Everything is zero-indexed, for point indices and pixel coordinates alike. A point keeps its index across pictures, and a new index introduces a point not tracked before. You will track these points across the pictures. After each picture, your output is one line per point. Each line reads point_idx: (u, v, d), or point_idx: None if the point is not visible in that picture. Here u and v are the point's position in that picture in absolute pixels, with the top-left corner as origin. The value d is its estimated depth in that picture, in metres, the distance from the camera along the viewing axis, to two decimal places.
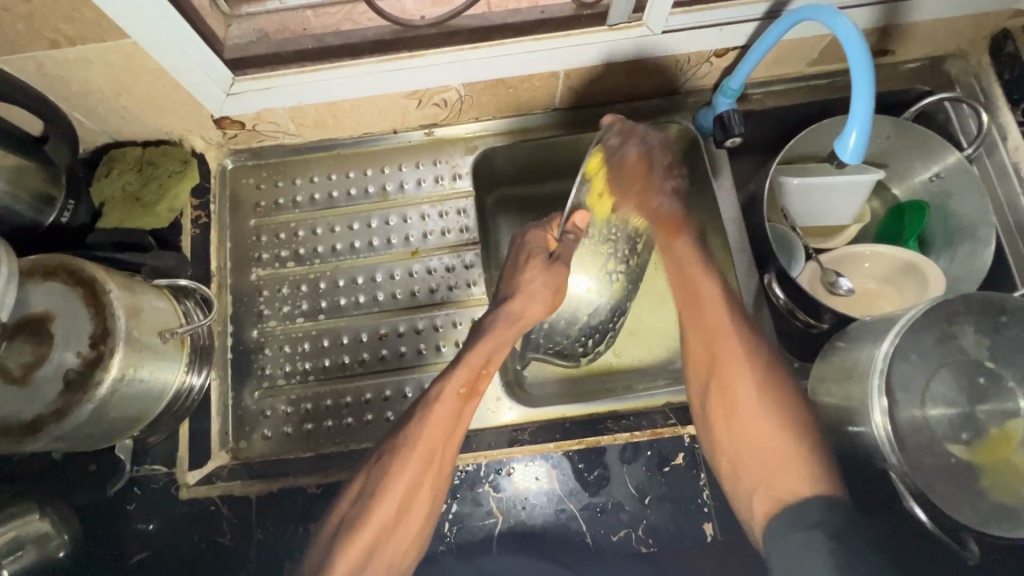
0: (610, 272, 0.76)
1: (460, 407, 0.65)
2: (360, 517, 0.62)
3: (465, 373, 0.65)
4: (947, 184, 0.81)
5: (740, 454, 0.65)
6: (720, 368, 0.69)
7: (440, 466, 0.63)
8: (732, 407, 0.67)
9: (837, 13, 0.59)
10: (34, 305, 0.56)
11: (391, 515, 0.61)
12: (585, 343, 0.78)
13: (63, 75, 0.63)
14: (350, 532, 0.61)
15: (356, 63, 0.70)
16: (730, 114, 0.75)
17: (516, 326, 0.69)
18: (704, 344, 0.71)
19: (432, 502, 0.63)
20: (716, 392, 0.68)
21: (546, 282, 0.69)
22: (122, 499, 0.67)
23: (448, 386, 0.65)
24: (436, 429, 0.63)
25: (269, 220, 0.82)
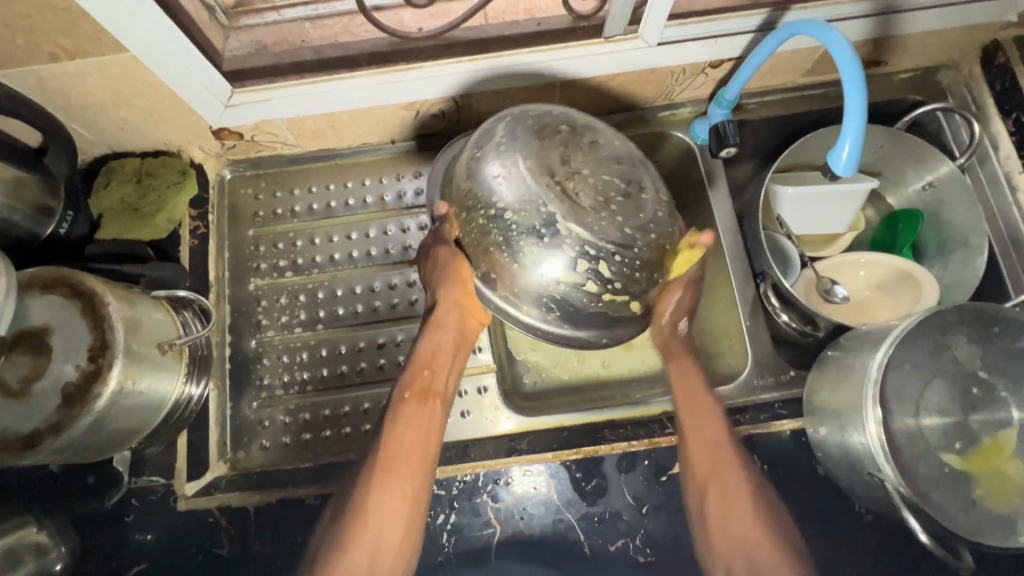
0: (525, 236, 0.57)
1: (418, 409, 0.66)
2: (339, 533, 0.61)
3: (411, 378, 0.67)
4: (939, 193, 0.82)
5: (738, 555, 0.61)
6: (721, 471, 0.64)
7: (415, 470, 0.63)
8: (729, 511, 0.63)
9: (827, 27, 0.60)
10: (33, 318, 0.56)
11: (372, 536, 0.61)
12: (562, 281, 0.58)
13: (62, 88, 0.63)
14: (331, 552, 0.61)
15: (353, 75, 0.70)
16: (724, 125, 0.76)
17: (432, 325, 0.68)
18: (705, 452, 0.65)
19: (410, 518, 0.62)
20: (713, 496, 0.63)
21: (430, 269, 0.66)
22: (120, 511, 0.67)
23: (396, 392, 0.67)
24: (399, 436, 0.64)
25: (268, 230, 0.82)
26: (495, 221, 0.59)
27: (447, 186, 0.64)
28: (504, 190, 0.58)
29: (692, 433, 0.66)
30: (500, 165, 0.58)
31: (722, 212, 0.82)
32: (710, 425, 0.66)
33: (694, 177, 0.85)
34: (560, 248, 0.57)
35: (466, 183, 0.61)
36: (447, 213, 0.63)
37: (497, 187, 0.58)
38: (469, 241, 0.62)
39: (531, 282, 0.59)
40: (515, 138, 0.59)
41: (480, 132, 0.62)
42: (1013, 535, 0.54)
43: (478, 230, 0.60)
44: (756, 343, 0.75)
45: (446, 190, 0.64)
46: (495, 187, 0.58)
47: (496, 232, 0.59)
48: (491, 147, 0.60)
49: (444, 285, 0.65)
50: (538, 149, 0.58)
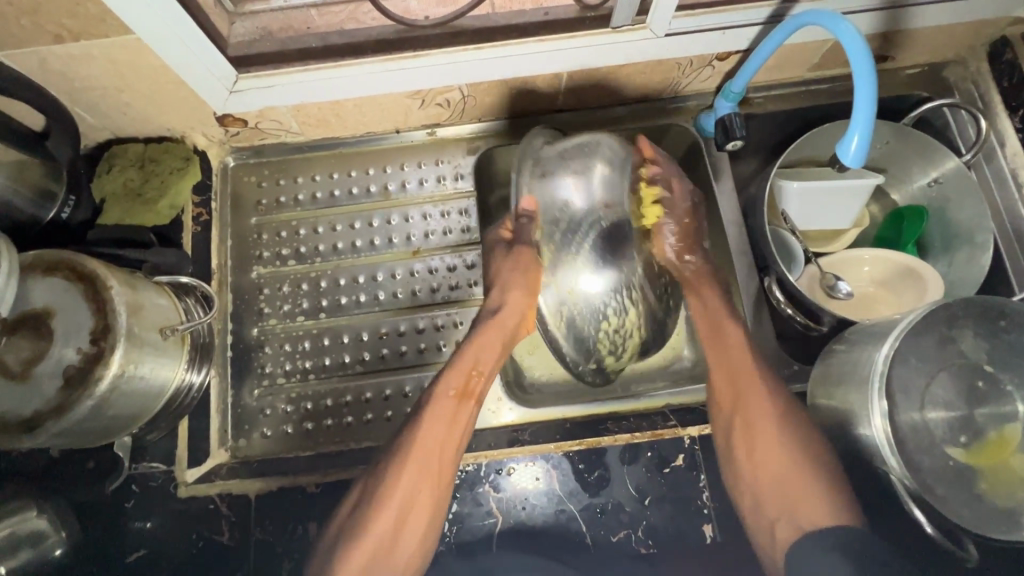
0: (589, 249, 0.74)
1: (455, 410, 0.66)
2: (356, 527, 0.61)
3: (454, 376, 0.67)
4: (944, 190, 0.82)
5: (765, 487, 0.64)
6: (745, 403, 0.67)
7: (441, 472, 0.64)
8: (755, 440, 0.65)
9: (839, 18, 0.60)
10: (34, 301, 0.56)
11: (392, 520, 0.61)
12: (609, 322, 0.73)
13: (66, 71, 0.63)
14: (351, 537, 0.61)
15: (358, 62, 0.70)
16: (731, 118, 0.76)
17: (495, 321, 0.71)
18: (729, 381, 0.68)
19: (430, 514, 0.63)
20: (739, 425, 0.66)
21: (512, 267, 0.74)
22: (120, 498, 0.66)
23: (439, 387, 0.66)
24: (433, 432, 0.64)
25: (270, 219, 0.82)
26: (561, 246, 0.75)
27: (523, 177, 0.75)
28: (575, 208, 0.75)
29: (716, 359, 0.70)
30: (580, 179, 0.74)
31: (728, 205, 0.82)
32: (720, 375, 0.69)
33: (699, 171, 0.85)
34: (614, 280, 0.73)
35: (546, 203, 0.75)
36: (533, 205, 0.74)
37: (576, 198, 0.74)
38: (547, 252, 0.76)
39: (574, 288, 0.74)
40: (597, 161, 0.74)
41: (573, 141, 0.75)
42: (1016, 528, 0.54)
43: (549, 232, 0.75)
44: (759, 338, 0.77)
45: (533, 185, 0.75)
46: (571, 199, 0.74)
47: (567, 253, 0.75)
48: (577, 158, 0.74)
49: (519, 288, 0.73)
50: (616, 183, 0.75)
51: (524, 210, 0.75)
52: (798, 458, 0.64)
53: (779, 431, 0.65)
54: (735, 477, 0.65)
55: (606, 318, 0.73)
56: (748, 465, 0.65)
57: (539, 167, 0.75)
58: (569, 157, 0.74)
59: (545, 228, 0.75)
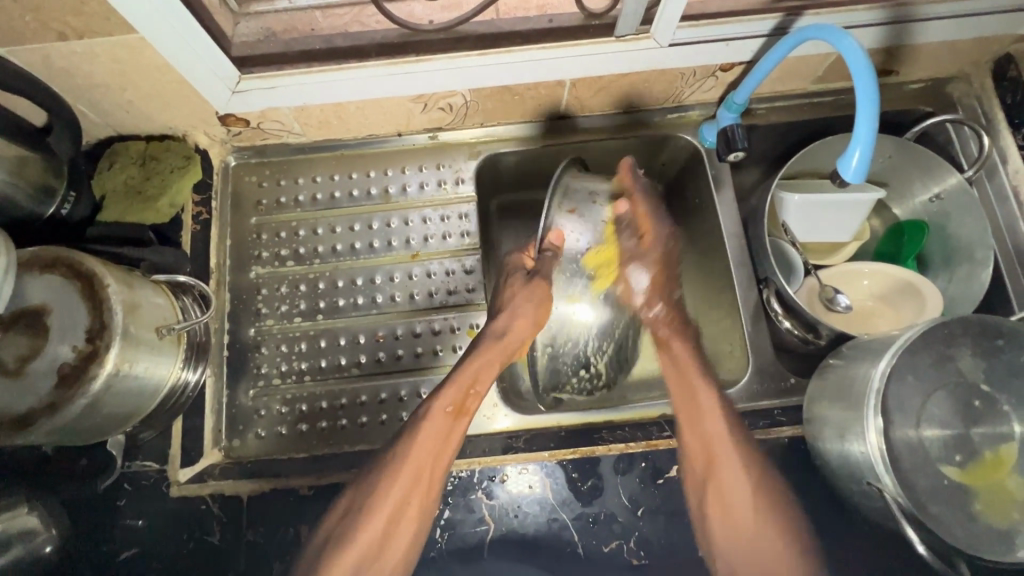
0: (604, 296, 0.73)
1: (450, 426, 0.67)
2: (348, 533, 0.65)
3: (452, 392, 0.68)
4: (945, 206, 0.82)
5: (736, 547, 0.66)
6: (718, 469, 0.67)
7: (431, 484, 0.65)
8: (728, 505, 0.67)
9: (843, 34, 0.60)
10: (30, 298, 0.56)
11: (379, 529, 0.65)
12: (592, 363, 0.73)
13: (68, 68, 0.63)
14: (339, 545, 0.64)
15: (362, 65, 0.70)
16: (733, 130, 0.76)
17: (497, 343, 0.71)
18: (704, 445, 0.68)
19: (416, 526, 0.64)
20: (712, 492, 0.67)
21: (526, 297, 0.71)
22: (112, 496, 0.66)
23: (437, 402, 0.67)
24: (426, 447, 0.65)
25: (270, 219, 0.82)
26: (568, 278, 0.72)
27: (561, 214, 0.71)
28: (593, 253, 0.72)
29: (689, 421, 0.69)
30: (603, 227, 0.72)
31: (728, 216, 0.82)
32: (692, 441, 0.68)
33: (700, 181, 0.86)
34: (608, 326, 0.73)
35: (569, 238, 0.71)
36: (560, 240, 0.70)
37: (592, 242, 0.71)
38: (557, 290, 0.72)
39: (569, 322, 0.72)
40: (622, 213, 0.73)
41: (603, 184, 0.73)
42: (1010, 550, 0.54)
43: (568, 268, 0.72)
44: (757, 351, 0.76)
45: (560, 218, 0.71)
46: (592, 243, 0.71)
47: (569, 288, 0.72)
48: (605, 203, 0.71)
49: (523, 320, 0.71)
50: (636, 232, 0.73)
51: (551, 243, 0.70)
52: (762, 510, 0.67)
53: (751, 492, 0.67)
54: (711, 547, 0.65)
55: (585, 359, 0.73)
56: (718, 532, 0.66)
57: (568, 201, 0.71)
58: (598, 203, 0.72)
59: (562, 268, 0.72)
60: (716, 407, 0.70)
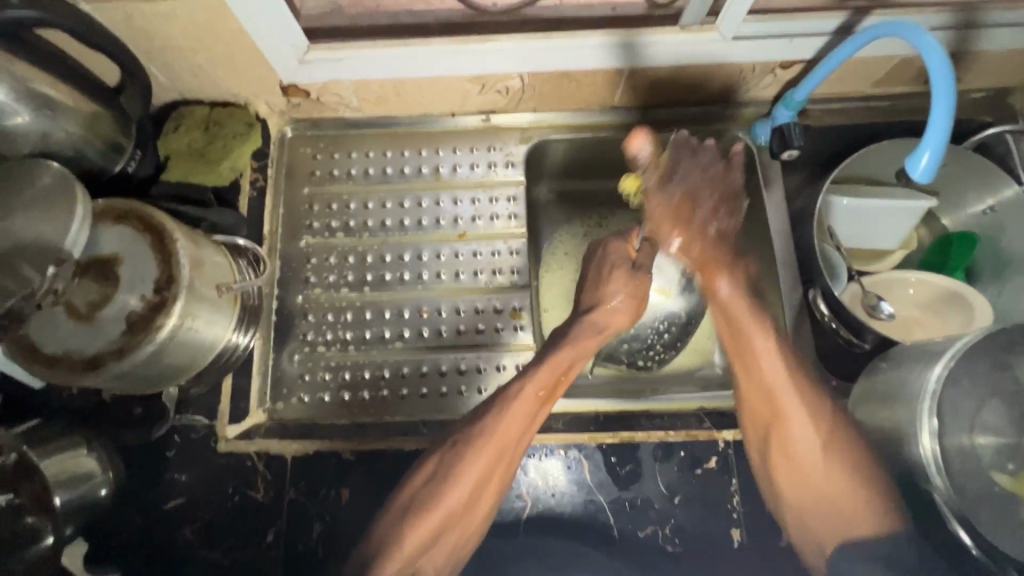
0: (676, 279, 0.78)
1: (535, 409, 0.64)
2: (430, 499, 0.60)
3: (546, 376, 0.65)
4: (1000, 218, 0.80)
5: (804, 491, 0.61)
6: (780, 417, 0.63)
7: (513, 458, 0.62)
8: (792, 452, 0.62)
9: (923, 32, 0.59)
10: (103, 247, 0.58)
11: (461, 501, 0.60)
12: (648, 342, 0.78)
13: (147, 29, 0.65)
14: (420, 510, 0.59)
15: (427, 43, 0.71)
16: (790, 128, 0.78)
17: (598, 337, 0.70)
18: (766, 397, 0.64)
19: (496, 493, 0.62)
20: (776, 439, 0.63)
21: (630, 292, 0.71)
22: (162, 447, 0.68)
23: (529, 385, 0.64)
24: (516, 425, 0.62)
25: (323, 191, 0.83)
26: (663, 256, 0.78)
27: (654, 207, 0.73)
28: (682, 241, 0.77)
29: (745, 371, 0.65)
30: None
31: (777, 215, 0.82)
32: (749, 390, 0.65)
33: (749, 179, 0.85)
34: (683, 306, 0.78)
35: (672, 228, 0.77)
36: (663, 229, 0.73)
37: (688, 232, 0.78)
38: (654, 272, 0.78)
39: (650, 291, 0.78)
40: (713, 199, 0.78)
41: None
42: None
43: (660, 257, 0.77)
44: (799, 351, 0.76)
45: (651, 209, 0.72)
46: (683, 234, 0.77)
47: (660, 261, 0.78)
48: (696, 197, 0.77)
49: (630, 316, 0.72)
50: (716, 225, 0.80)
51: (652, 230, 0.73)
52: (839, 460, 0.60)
53: (822, 441, 0.61)
54: (773, 495, 0.63)
55: (659, 330, 0.78)
56: (786, 484, 0.62)
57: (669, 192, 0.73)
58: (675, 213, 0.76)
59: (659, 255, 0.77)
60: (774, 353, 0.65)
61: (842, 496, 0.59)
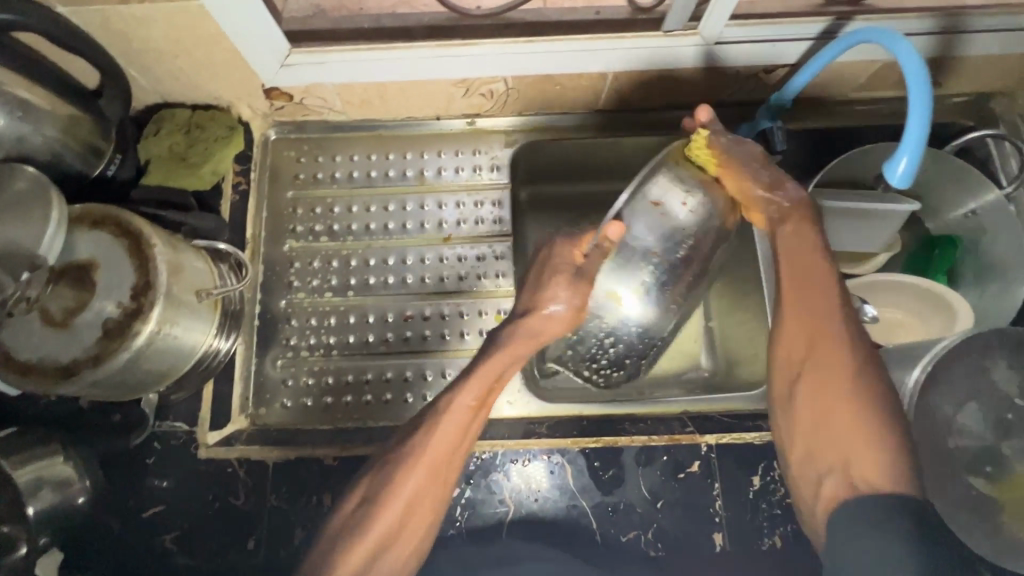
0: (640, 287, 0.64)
1: (469, 421, 0.57)
2: (359, 525, 0.54)
3: (476, 385, 0.57)
4: (981, 222, 0.81)
5: (822, 429, 0.54)
6: (820, 353, 0.55)
7: (446, 477, 0.58)
8: (825, 392, 0.54)
9: (900, 39, 0.60)
10: (79, 252, 0.57)
11: (388, 528, 0.54)
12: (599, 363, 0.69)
13: (126, 32, 0.65)
14: (348, 539, 0.54)
15: (410, 46, 0.71)
16: (772, 130, 0.76)
17: (532, 342, 0.59)
18: (809, 330, 0.56)
19: (436, 504, 0.57)
20: (809, 376, 0.55)
21: (569, 300, 0.58)
22: (142, 454, 0.68)
23: (458, 398, 0.57)
24: (443, 445, 0.56)
25: (307, 195, 0.83)
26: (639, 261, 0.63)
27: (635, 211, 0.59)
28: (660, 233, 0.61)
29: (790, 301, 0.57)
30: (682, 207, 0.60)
31: None
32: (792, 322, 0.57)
33: None
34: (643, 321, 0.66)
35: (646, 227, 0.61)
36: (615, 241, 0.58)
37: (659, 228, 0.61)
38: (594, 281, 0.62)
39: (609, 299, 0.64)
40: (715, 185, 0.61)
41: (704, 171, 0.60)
42: None
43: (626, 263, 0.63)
44: None
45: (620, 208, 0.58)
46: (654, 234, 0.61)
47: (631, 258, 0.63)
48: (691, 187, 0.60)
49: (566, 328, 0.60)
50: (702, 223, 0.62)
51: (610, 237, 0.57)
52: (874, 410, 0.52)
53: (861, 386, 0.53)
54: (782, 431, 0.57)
55: (603, 343, 0.67)
56: (805, 422, 0.55)
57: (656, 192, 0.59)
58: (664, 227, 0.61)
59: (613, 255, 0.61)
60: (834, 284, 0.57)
61: (867, 447, 0.51)
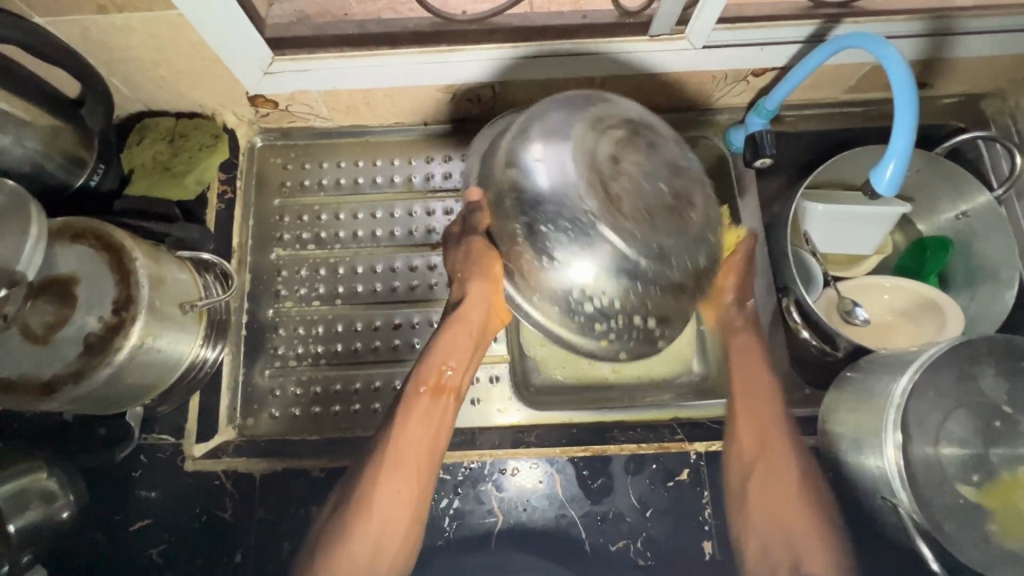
0: (553, 231, 0.54)
1: (428, 409, 0.64)
2: (337, 527, 0.61)
3: (425, 372, 0.65)
4: (972, 224, 0.80)
5: (772, 528, 0.62)
6: (770, 456, 0.64)
7: (420, 472, 0.62)
8: (774, 491, 0.63)
9: (885, 44, 0.59)
10: (60, 267, 0.57)
11: (371, 531, 0.60)
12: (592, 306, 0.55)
13: (105, 41, 0.64)
14: (326, 542, 0.61)
15: (394, 52, 0.70)
16: (762, 135, 0.76)
17: (455, 319, 0.65)
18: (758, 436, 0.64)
19: (413, 511, 0.62)
20: (759, 477, 0.64)
21: (466, 257, 0.63)
22: (128, 467, 0.67)
23: (411, 384, 0.65)
24: (413, 434, 0.63)
25: (294, 202, 0.82)
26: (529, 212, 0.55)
27: (485, 169, 0.61)
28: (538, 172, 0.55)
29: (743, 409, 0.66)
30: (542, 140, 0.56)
31: (751, 222, 0.82)
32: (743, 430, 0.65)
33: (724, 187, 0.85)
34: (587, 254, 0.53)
35: (511, 173, 0.57)
36: (482, 199, 0.61)
37: (535, 167, 0.55)
38: (498, 227, 0.59)
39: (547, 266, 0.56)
40: (576, 107, 0.57)
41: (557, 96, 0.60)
42: None
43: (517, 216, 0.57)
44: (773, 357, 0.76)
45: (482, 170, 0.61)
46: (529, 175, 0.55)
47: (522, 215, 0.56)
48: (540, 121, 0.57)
49: (475, 280, 0.62)
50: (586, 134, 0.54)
51: (473, 201, 0.61)
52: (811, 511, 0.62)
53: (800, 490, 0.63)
54: (739, 527, 0.63)
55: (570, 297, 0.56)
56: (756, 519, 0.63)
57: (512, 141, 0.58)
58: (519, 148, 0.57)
59: (495, 211, 0.59)
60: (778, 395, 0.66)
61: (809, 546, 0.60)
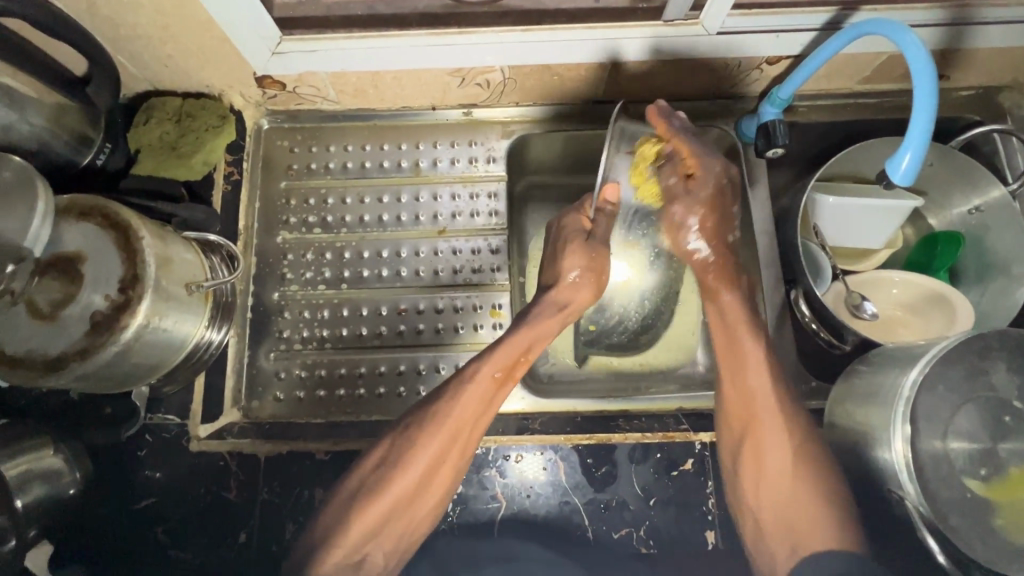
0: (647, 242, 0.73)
1: (493, 392, 0.64)
2: (380, 483, 0.61)
3: (504, 357, 0.65)
4: (985, 219, 0.79)
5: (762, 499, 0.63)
6: (756, 432, 0.65)
7: (467, 443, 0.63)
8: (763, 462, 0.64)
9: (904, 30, 0.58)
10: (66, 244, 0.56)
11: (412, 489, 0.61)
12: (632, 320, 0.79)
13: (113, 18, 0.63)
14: (369, 496, 0.61)
15: (403, 34, 0.68)
16: (775, 125, 0.75)
17: (562, 315, 0.69)
18: (745, 402, 0.66)
19: (453, 480, 0.63)
20: (748, 446, 0.65)
21: (589, 263, 0.69)
22: (134, 446, 0.68)
23: (485, 367, 0.64)
24: (468, 411, 0.63)
25: (300, 184, 0.82)
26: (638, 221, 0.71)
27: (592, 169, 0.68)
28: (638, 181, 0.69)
29: (729, 376, 0.68)
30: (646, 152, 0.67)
31: (760, 212, 0.80)
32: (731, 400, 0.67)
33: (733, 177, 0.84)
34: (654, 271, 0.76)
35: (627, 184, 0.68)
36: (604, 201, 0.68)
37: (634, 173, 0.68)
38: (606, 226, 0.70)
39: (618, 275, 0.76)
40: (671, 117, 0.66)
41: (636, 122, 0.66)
42: None
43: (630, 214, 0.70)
44: (780, 350, 0.75)
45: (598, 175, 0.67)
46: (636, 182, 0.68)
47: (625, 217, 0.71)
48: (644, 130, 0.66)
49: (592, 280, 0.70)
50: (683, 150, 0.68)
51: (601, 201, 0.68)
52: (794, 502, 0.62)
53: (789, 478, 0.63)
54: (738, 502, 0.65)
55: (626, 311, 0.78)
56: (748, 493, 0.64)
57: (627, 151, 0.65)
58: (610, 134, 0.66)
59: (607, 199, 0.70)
60: (764, 369, 0.67)
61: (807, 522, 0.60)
